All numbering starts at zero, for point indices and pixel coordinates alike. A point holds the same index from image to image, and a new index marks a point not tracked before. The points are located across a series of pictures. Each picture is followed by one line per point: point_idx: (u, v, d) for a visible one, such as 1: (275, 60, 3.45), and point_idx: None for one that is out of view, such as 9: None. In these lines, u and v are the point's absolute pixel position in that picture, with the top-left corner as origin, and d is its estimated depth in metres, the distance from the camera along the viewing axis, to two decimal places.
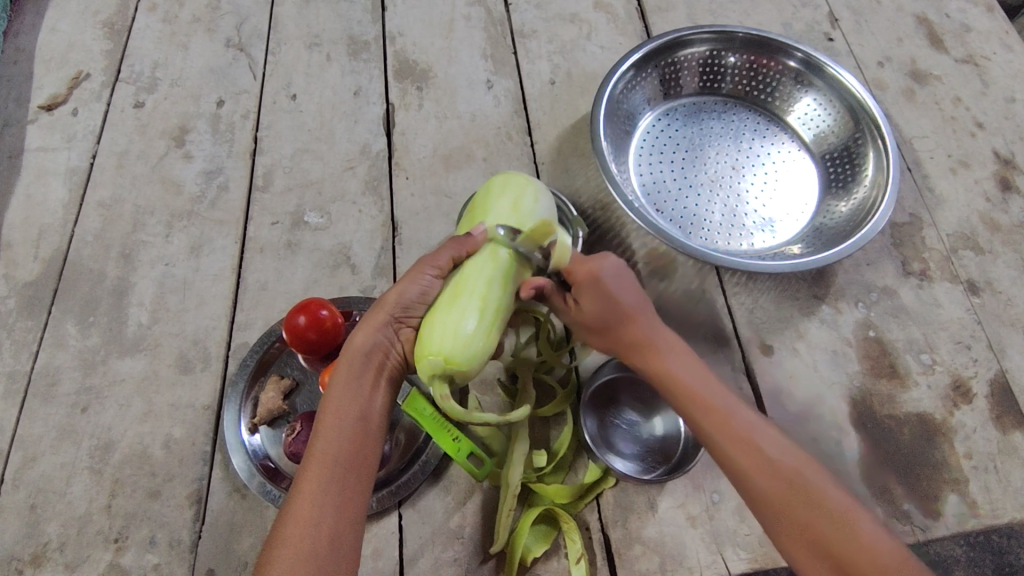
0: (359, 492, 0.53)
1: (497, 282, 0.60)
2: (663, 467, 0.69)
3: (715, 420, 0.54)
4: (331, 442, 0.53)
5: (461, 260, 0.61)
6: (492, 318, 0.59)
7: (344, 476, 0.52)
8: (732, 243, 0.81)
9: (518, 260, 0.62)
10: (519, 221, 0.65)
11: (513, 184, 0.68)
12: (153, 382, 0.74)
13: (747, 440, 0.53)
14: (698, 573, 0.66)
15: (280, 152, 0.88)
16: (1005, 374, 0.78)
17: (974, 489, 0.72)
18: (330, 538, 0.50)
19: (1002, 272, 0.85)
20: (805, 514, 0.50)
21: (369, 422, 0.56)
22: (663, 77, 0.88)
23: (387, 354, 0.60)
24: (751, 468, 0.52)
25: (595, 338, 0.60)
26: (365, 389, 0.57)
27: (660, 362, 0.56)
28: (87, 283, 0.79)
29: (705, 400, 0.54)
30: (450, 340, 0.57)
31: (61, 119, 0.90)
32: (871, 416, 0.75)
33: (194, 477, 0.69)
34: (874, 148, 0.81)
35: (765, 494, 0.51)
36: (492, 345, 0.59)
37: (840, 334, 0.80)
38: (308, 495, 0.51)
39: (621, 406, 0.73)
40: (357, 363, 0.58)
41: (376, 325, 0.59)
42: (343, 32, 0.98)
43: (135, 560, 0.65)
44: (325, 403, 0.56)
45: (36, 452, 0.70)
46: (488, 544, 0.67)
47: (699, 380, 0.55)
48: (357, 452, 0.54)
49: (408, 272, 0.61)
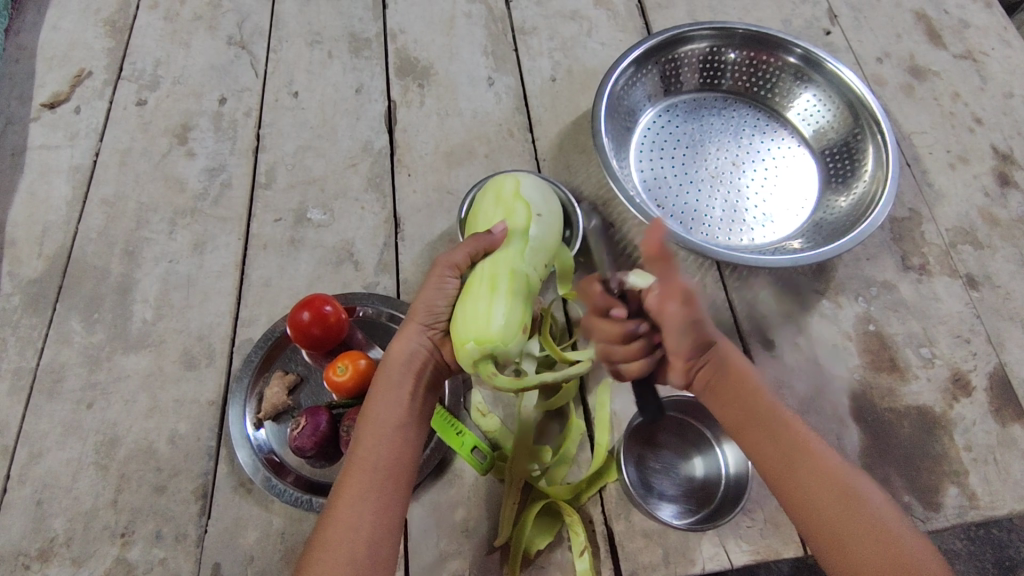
0: (396, 501, 0.55)
1: (504, 261, 0.63)
2: (705, 514, 0.68)
3: (775, 442, 0.61)
4: (372, 450, 0.55)
5: (478, 258, 0.63)
6: (507, 292, 0.61)
7: (382, 483, 0.55)
8: (733, 238, 0.81)
9: (518, 235, 0.65)
10: (506, 208, 0.67)
11: (492, 183, 0.71)
12: (158, 377, 0.74)
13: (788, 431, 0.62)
14: (701, 565, 0.67)
15: (282, 149, 0.88)
16: (1004, 367, 0.79)
17: (974, 482, 0.72)
18: (368, 545, 0.52)
19: (1000, 267, 0.86)
20: (839, 507, 0.58)
21: (407, 432, 0.58)
22: (664, 73, 0.89)
23: (424, 361, 0.61)
24: (788, 454, 0.60)
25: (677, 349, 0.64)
26: (404, 399, 0.58)
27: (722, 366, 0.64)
28: (91, 281, 0.80)
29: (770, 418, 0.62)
30: (473, 321, 0.59)
31: (63, 118, 0.91)
32: (871, 409, 0.76)
33: (200, 472, 0.69)
34: (874, 143, 0.82)
35: (801, 484, 0.59)
36: (519, 315, 0.60)
37: (840, 328, 0.81)
38: (349, 501, 0.53)
39: (664, 445, 0.72)
40: (397, 370, 0.59)
41: (411, 334, 0.61)
42: (344, 29, 0.99)
43: (142, 555, 0.66)
44: (366, 411, 0.58)
45: (42, 448, 0.70)
46: (492, 536, 0.68)
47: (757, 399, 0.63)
48: (394, 461, 0.56)
49: (427, 278, 0.63)
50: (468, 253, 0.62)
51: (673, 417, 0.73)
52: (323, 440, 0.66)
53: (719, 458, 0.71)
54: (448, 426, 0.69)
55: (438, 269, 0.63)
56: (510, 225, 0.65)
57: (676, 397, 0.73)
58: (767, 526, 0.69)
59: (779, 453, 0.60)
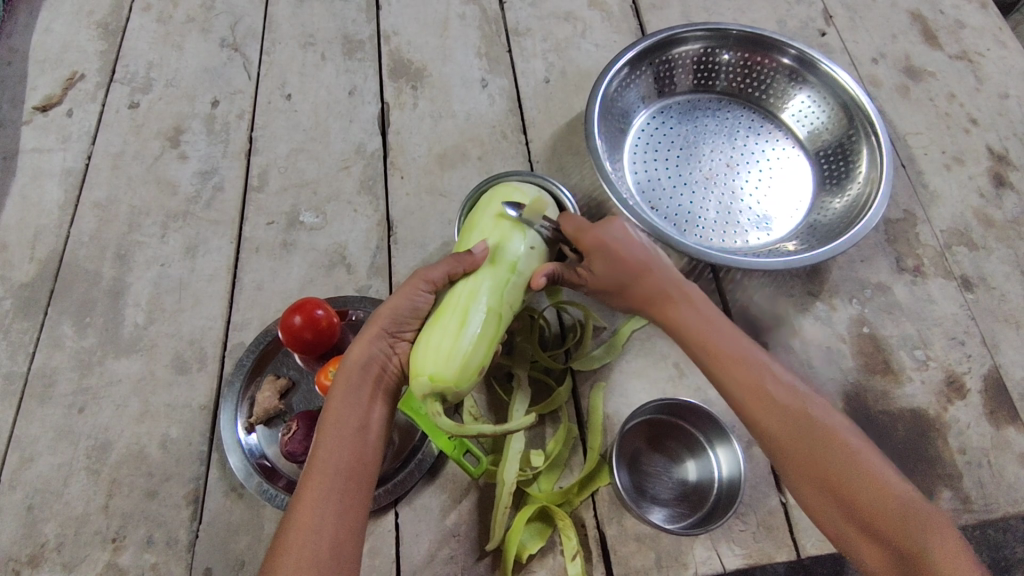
0: (359, 499, 0.54)
1: (481, 292, 0.62)
2: (699, 517, 0.67)
3: (750, 394, 0.57)
4: (333, 449, 0.55)
5: (456, 277, 0.63)
6: (476, 331, 0.60)
7: (345, 483, 0.54)
8: (727, 240, 0.81)
9: (500, 262, 0.64)
10: (502, 231, 0.66)
11: (494, 197, 0.69)
12: (150, 382, 0.74)
13: (755, 383, 0.57)
14: (693, 570, 0.67)
15: (275, 152, 0.88)
16: (998, 369, 0.79)
17: (967, 485, 0.72)
18: (332, 544, 0.51)
19: (996, 268, 0.85)
20: (810, 451, 0.54)
21: (367, 434, 0.57)
22: (658, 75, 0.89)
23: (383, 367, 0.61)
24: (755, 406, 0.57)
25: (607, 297, 0.67)
26: (364, 401, 0.59)
27: (675, 313, 0.63)
28: (83, 285, 0.79)
29: (744, 368, 0.58)
30: (433, 356, 0.59)
31: (56, 120, 0.90)
32: (865, 412, 0.76)
33: (191, 477, 0.69)
34: (868, 145, 0.82)
35: (772, 432, 0.55)
36: (483, 352, 0.60)
37: (834, 331, 0.81)
38: (311, 502, 0.52)
39: (654, 450, 0.71)
40: (355, 375, 0.59)
41: (371, 339, 0.61)
42: (338, 31, 0.98)
43: (133, 560, 0.66)
44: (325, 416, 0.57)
45: (33, 453, 0.70)
46: (484, 542, 0.68)
47: (731, 342, 0.60)
48: (357, 462, 0.56)
49: (400, 287, 0.62)
50: (446, 272, 0.62)
51: (664, 421, 0.72)
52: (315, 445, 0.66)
53: (712, 462, 0.70)
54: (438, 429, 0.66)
55: (413, 281, 0.62)
56: (496, 249, 0.64)
57: (667, 400, 0.72)
58: (759, 529, 0.69)
59: (745, 391, 0.57)
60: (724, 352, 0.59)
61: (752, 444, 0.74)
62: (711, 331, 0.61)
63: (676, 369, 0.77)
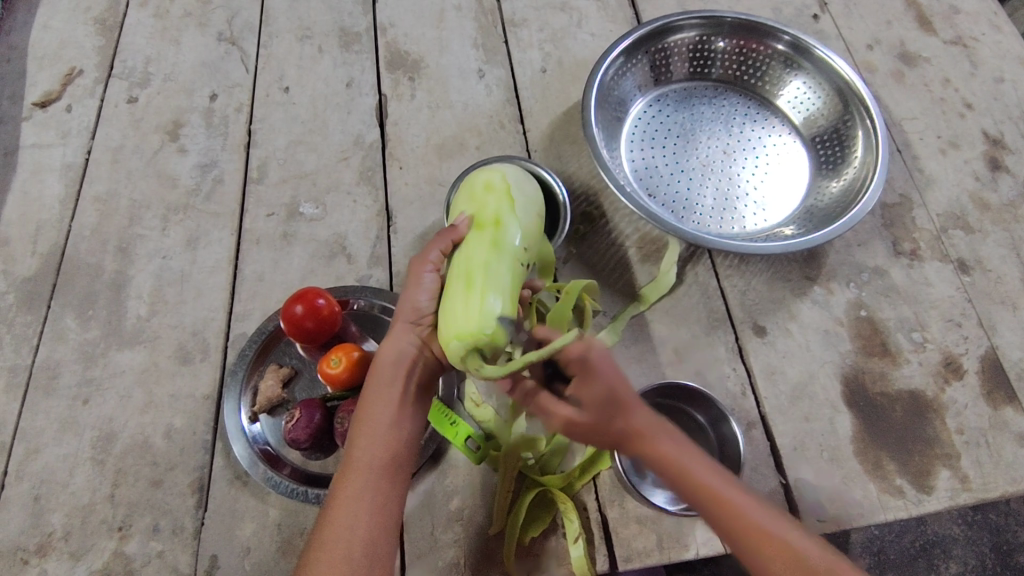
0: (392, 497, 0.56)
1: (476, 253, 0.61)
2: None
3: (766, 547, 0.53)
4: (367, 449, 0.57)
5: (450, 251, 0.63)
6: (483, 286, 0.59)
7: (377, 482, 0.56)
8: (724, 226, 0.81)
9: (484, 226, 0.63)
10: (479, 202, 0.66)
11: (469, 181, 0.70)
12: (154, 372, 0.75)
13: (770, 538, 0.53)
14: (694, 550, 0.67)
15: (274, 144, 0.89)
16: (996, 350, 0.79)
17: (965, 464, 0.72)
18: (365, 544, 0.54)
19: (992, 251, 0.86)
20: None
21: (400, 430, 0.59)
22: (653, 63, 0.89)
23: (415, 359, 0.61)
24: (773, 563, 0.53)
25: (579, 431, 0.57)
26: (396, 397, 0.59)
27: (673, 458, 0.55)
28: (85, 278, 0.80)
29: (758, 530, 0.53)
30: (453, 322, 0.59)
31: (55, 116, 0.91)
32: (862, 394, 0.76)
33: (195, 466, 0.70)
34: (864, 129, 0.82)
35: None
36: (500, 299, 0.59)
37: (831, 314, 0.81)
38: (346, 503, 0.55)
39: None
40: (387, 372, 0.60)
41: (400, 333, 0.62)
42: (334, 24, 0.99)
43: (140, 548, 0.66)
44: (360, 414, 0.59)
45: (39, 444, 0.71)
46: (487, 526, 0.68)
47: (732, 486, 0.55)
48: (389, 460, 0.57)
49: (408, 279, 0.64)
50: (439, 250, 0.63)
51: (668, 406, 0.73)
52: (318, 432, 0.66)
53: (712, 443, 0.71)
54: (441, 416, 0.70)
55: (416, 268, 0.63)
56: (475, 216, 0.64)
57: (671, 386, 0.72)
58: None
59: (759, 548, 0.53)
60: (729, 505, 0.54)
61: (751, 427, 0.74)
62: (712, 479, 0.55)
63: (676, 355, 0.78)
